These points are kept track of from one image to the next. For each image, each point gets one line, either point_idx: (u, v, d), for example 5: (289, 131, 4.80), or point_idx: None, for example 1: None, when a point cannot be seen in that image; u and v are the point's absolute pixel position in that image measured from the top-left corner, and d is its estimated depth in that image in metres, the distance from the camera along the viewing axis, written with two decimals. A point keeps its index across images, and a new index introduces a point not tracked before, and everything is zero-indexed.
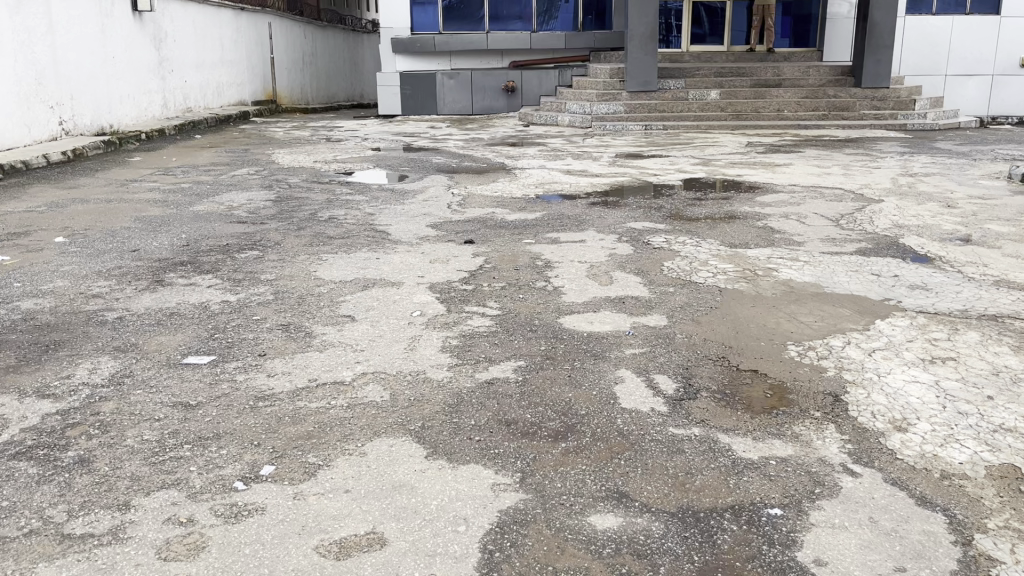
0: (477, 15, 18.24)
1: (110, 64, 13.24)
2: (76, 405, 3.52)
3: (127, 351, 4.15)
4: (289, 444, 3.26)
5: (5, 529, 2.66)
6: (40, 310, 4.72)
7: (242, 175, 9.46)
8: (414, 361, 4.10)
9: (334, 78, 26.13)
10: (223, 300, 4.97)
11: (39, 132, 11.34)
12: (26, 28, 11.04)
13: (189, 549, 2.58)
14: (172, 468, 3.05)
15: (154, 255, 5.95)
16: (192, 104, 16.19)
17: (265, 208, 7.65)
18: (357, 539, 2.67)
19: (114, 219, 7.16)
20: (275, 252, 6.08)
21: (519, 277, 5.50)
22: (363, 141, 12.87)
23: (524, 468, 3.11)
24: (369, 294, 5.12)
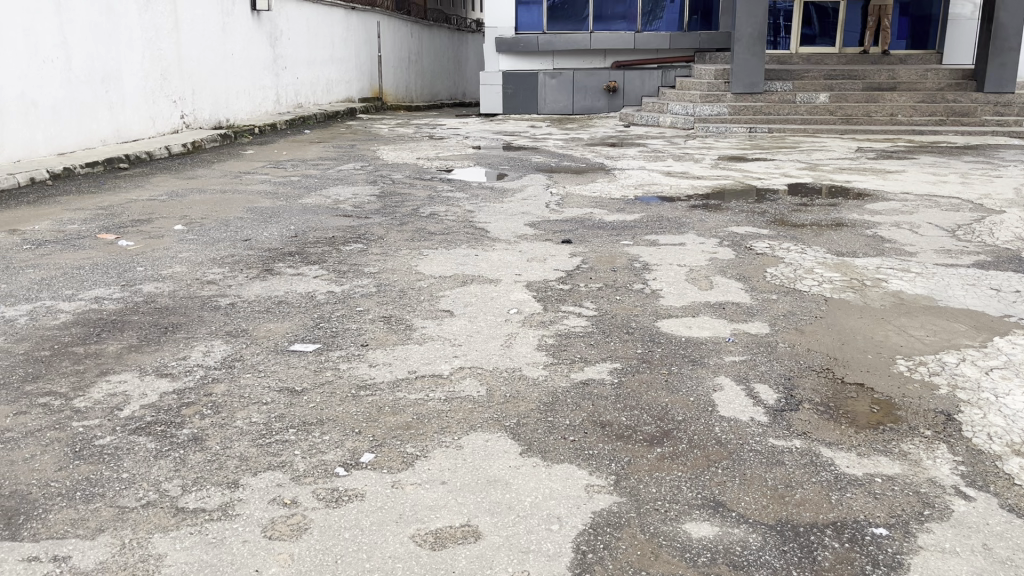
0: (581, 15, 18.22)
1: (229, 61, 13.83)
2: (191, 385, 3.71)
3: (238, 336, 4.33)
4: (388, 434, 3.34)
5: (125, 499, 2.81)
6: (160, 293, 4.98)
7: (349, 170, 9.73)
8: (510, 358, 4.14)
9: (438, 77, 26.53)
10: (329, 291, 5.12)
11: (162, 125, 11.94)
12: (153, 26, 11.65)
13: (292, 530, 2.68)
14: (278, 451, 3.17)
15: (265, 245, 6.19)
16: (303, 100, 16.73)
17: (369, 202, 7.85)
18: (453, 531, 2.71)
19: (228, 209, 7.49)
20: (379, 246, 6.23)
21: (617, 279, 5.47)
22: (465, 139, 13.03)
23: (619, 471, 3.10)
24: (468, 290, 5.19)
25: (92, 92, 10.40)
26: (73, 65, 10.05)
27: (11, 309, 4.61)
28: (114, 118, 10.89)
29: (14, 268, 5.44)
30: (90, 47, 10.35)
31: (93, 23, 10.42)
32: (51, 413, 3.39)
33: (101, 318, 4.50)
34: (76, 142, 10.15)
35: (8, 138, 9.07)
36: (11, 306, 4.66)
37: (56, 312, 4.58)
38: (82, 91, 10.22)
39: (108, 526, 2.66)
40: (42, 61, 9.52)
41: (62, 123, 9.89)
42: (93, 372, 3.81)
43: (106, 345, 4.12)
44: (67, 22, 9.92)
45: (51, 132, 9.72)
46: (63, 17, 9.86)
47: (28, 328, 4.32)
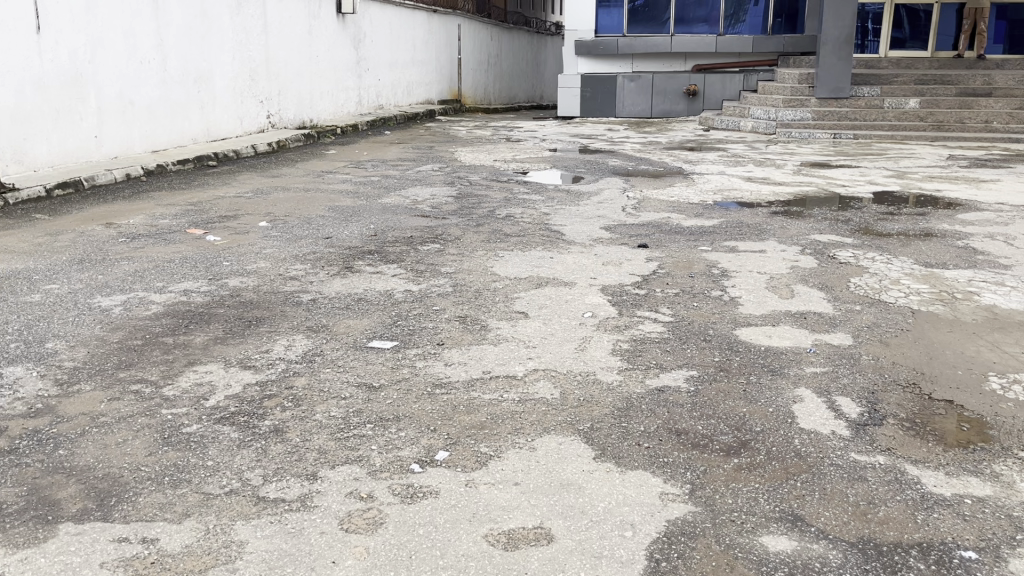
0: (662, 18, 18.04)
1: (314, 62, 14.17)
2: (274, 377, 3.81)
3: (319, 331, 4.43)
4: (462, 433, 3.37)
5: (210, 486, 2.90)
6: (245, 288, 5.13)
7: (427, 171, 9.85)
8: (585, 362, 4.12)
9: (516, 80, 26.65)
10: (407, 289, 5.20)
11: (249, 124, 12.31)
12: (243, 28, 12.03)
13: (368, 523, 2.72)
14: (355, 445, 3.23)
15: (346, 243, 6.32)
16: (384, 101, 17.02)
17: (447, 203, 7.93)
18: (526, 532, 2.72)
19: (310, 207, 7.67)
20: (455, 247, 6.29)
21: (694, 285, 5.40)
22: (542, 142, 13.05)
23: (694, 480, 3.06)
24: (542, 292, 5.20)
25: (184, 92, 10.80)
26: (168, 66, 10.45)
27: (106, 299, 4.82)
28: (204, 117, 11.28)
29: (110, 260, 5.68)
30: (184, 49, 10.75)
31: (188, 25, 10.81)
32: (142, 400, 3.53)
33: (189, 310, 4.66)
34: (169, 140, 10.55)
35: (106, 135, 9.48)
36: (106, 297, 4.87)
37: (148, 303, 4.76)
38: (175, 91, 10.62)
39: (194, 511, 2.75)
40: (139, 62, 9.93)
41: (156, 121, 10.29)
42: (181, 362, 3.95)
43: (193, 337, 4.27)
44: (163, 25, 10.32)
45: (146, 130, 10.12)
46: (159, 20, 10.26)
47: (122, 318, 4.51)
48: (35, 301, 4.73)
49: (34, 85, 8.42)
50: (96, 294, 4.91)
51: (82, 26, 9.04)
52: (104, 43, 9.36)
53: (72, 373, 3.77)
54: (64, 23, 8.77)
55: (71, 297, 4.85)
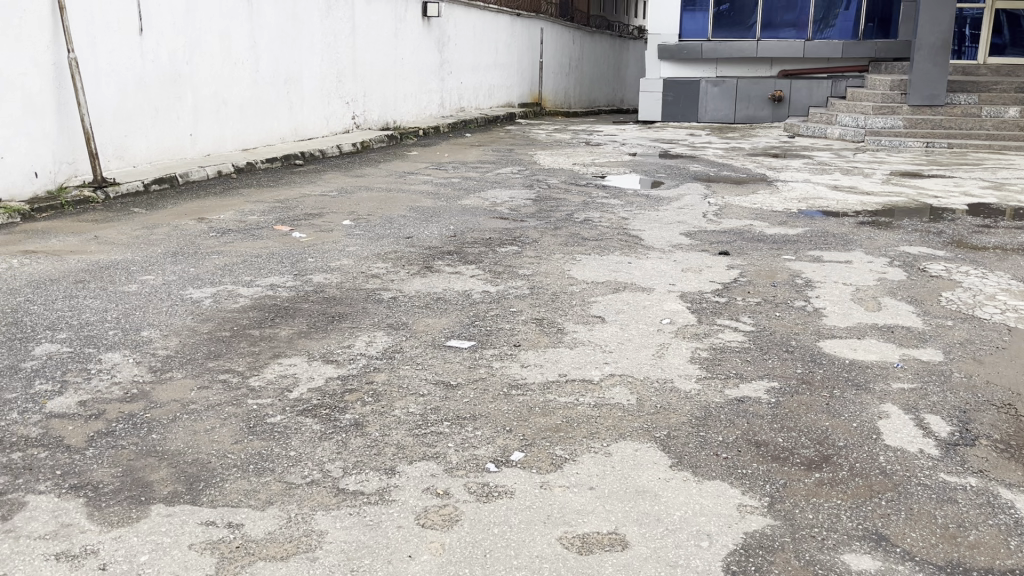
0: (748, 23, 17.72)
1: (399, 65, 14.41)
2: (355, 372, 3.90)
3: (399, 329, 4.50)
4: (538, 435, 3.37)
5: (293, 475, 2.99)
6: (328, 284, 5.26)
7: (506, 174, 9.90)
8: (662, 369, 4.08)
9: (597, 83, 26.56)
10: (485, 290, 5.24)
11: (335, 125, 12.59)
12: (332, 31, 12.32)
13: (444, 520, 2.76)
14: (432, 441, 3.28)
15: (426, 243, 6.41)
16: (466, 104, 17.19)
17: (526, 206, 7.96)
18: (600, 537, 2.71)
19: (392, 207, 7.81)
20: (533, 249, 6.31)
21: (776, 294, 5.29)
22: (622, 146, 12.98)
23: (774, 493, 2.99)
24: (620, 297, 5.17)
25: (274, 93, 11.12)
26: (260, 68, 10.78)
27: (197, 291, 5.00)
28: (293, 117, 11.60)
29: (202, 253, 5.89)
30: (276, 51, 11.07)
31: (280, 28, 11.14)
32: (229, 389, 3.65)
33: (275, 305, 4.80)
34: (259, 139, 10.89)
35: (200, 133, 9.83)
36: (197, 288, 5.05)
37: (236, 297, 4.92)
38: (266, 91, 10.96)
39: (277, 499, 2.83)
40: (233, 64, 10.28)
41: (247, 120, 10.63)
42: (267, 354, 4.07)
43: (279, 330, 4.39)
44: (257, 27, 10.66)
45: (238, 129, 10.47)
46: (254, 22, 10.60)
47: (212, 310, 4.67)
48: (132, 291, 4.95)
49: (136, 84, 8.80)
50: (188, 286, 5.10)
51: (182, 28, 9.42)
52: (202, 45, 9.73)
53: (165, 361, 3.93)
54: (165, 25, 9.15)
55: (165, 288, 5.05)
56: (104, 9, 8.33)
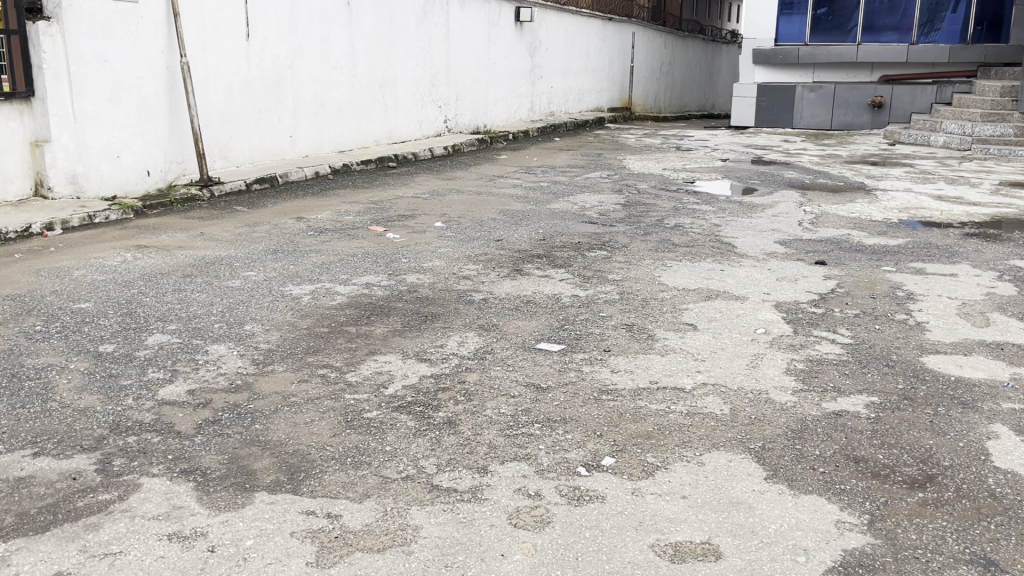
0: (847, 26, 17.21)
1: (491, 69, 14.55)
2: (447, 371, 3.96)
3: (490, 330, 4.55)
4: (629, 441, 3.36)
5: (389, 470, 3.06)
6: (421, 284, 5.36)
7: (595, 178, 9.88)
8: (756, 380, 4.01)
9: (688, 88, 26.20)
10: (574, 294, 5.25)
11: (427, 128, 12.80)
12: (428, 36, 12.54)
13: (536, 521, 2.78)
14: (524, 443, 3.30)
15: (516, 246, 6.46)
16: (555, 108, 17.23)
17: (615, 211, 7.93)
18: (693, 546, 2.68)
19: (482, 210, 7.89)
20: (623, 254, 6.28)
21: (876, 307, 5.12)
22: (714, 152, 12.78)
23: (874, 511, 2.90)
24: (712, 305, 5.09)
25: (370, 96, 11.39)
26: (357, 72, 11.06)
27: (296, 288, 5.17)
28: (388, 120, 11.86)
29: (301, 252, 6.08)
30: (373, 56, 11.34)
31: (378, 33, 11.40)
32: (328, 383, 3.77)
33: (370, 303, 4.92)
34: (355, 141, 11.17)
35: (300, 135, 10.15)
36: (297, 285, 5.22)
37: (334, 294, 5.06)
38: (363, 94, 11.23)
39: (374, 492, 2.90)
40: (332, 68, 10.57)
41: (344, 123, 10.91)
42: (363, 351, 4.18)
43: (374, 328, 4.50)
44: (356, 32, 10.93)
45: (335, 131, 10.76)
46: (353, 28, 10.88)
47: (310, 306, 4.82)
48: (236, 287, 5.14)
49: (241, 88, 9.16)
50: (288, 283, 5.27)
51: (285, 34, 9.74)
52: (304, 49, 10.05)
53: (267, 354, 4.07)
54: (270, 31, 9.49)
55: (266, 284, 5.24)
56: (213, 15, 8.70)
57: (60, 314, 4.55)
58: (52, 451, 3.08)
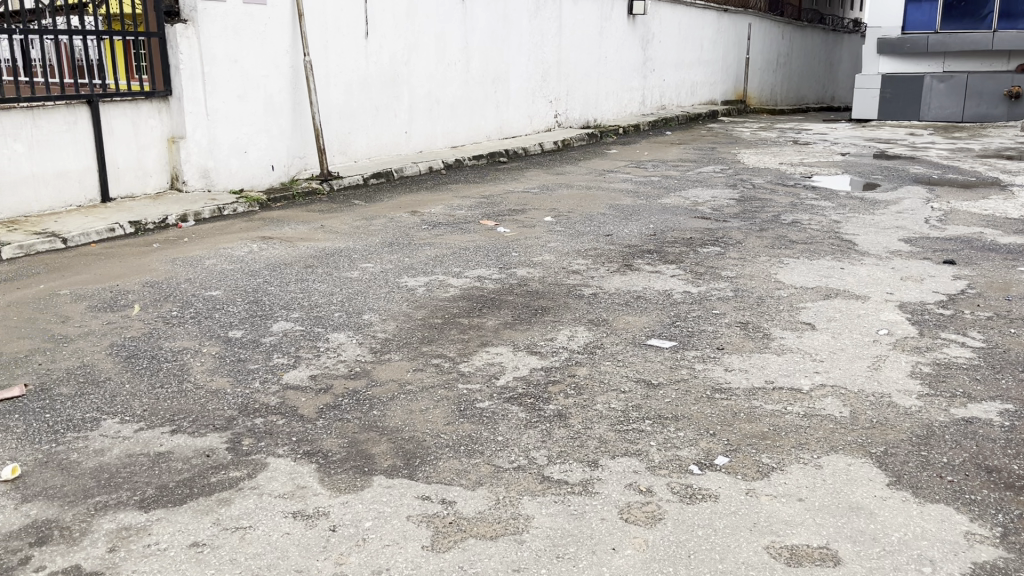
0: (982, 13, 16.21)
1: (603, 63, 14.47)
2: (558, 364, 3.98)
3: (600, 325, 4.55)
4: (743, 440, 3.30)
5: (501, 459, 3.11)
6: (531, 278, 5.40)
7: (708, 173, 9.69)
8: (879, 382, 3.85)
9: (807, 80, 25.32)
10: (686, 291, 5.18)
11: (538, 123, 12.87)
12: (540, 31, 12.58)
13: (647, 517, 2.76)
14: (635, 439, 3.29)
15: (626, 241, 6.42)
16: (667, 102, 16.98)
17: (729, 206, 7.76)
18: (810, 550, 2.61)
19: (592, 205, 7.87)
20: (737, 251, 6.15)
21: (1011, 309, 4.84)
22: (833, 145, 12.32)
23: (1007, 523, 2.75)
24: (831, 304, 4.92)
25: (483, 92, 11.54)
26: (471, 67, 11.22)
27: (412, 280, 5.30)
28: (499, 115, 11.99)
29: (415, 244, 6.23)
30: (487, 51, 11.48)
31: (491, 28, 11.52)
32: (442, 373, 3.86)
33: (482, 295, 5.00)
34: (468, 136, 11.34)
35: (414, 130, 10.39)
36: (412, 277, 5.35)
37: (447, 286, 5.17)
38: (475, 90, 11.39)
39: (486, 481, 2.95)
40: (447, 64, 10.77)
41: (457, 118, 11.10)
42: (476, 342, 4.25)
43: (486, 320, 4.57)
44: (470, 29, 11.08)
45: (448, 127, 10.96)
46: (467, 25, 11.04)
47: (425, 298, 4.94)
48: (354, 277, 5.32)
49: (360, 85, 9.46)
50: (403, 274, 5.41)
51: (402, 31, 9.98)
52: (420, 47, 10.27)
53: (384, 343, 4.21)
54: (388, 29, 9.73)
55: (383, 276, 5.39)
56: (335, 15, 9.01)
57: (193, 301, 4.82)
58: (188, 429, 3.28)
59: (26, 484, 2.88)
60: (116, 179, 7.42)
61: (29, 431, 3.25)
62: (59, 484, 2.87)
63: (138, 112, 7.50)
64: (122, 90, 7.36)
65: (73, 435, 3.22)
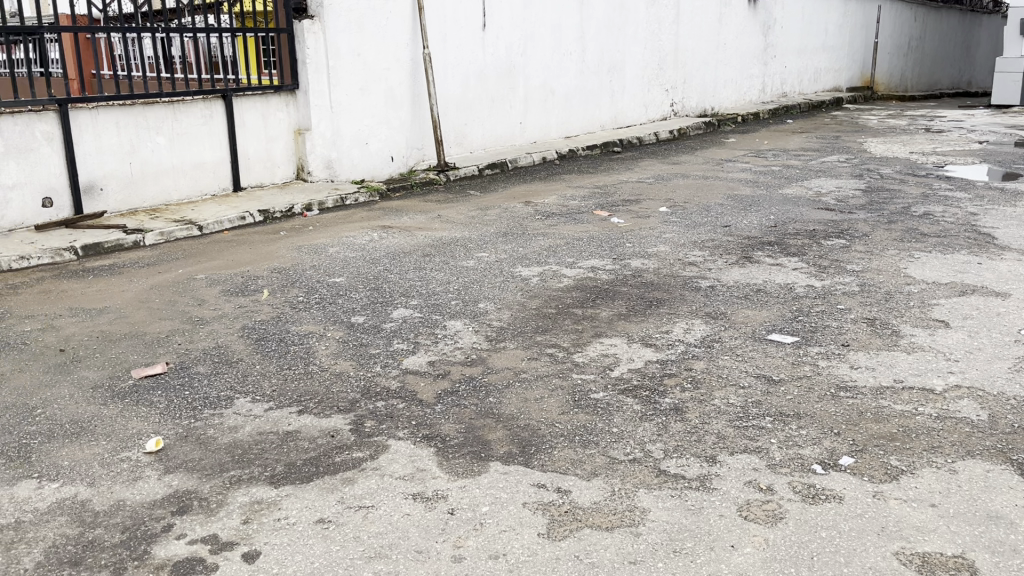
0: None
1: (721, 50, 14.11)
2: (674, 357, 3.93)
3: (718, 318, 4.45)
4: (871, 441, 3.16)
5: (616, 451, 3.09)
6: (646, 269, 5.34)
7: (832, 162, 9.32)
8: (1020, 385, 3.62)
9: (941, 64, 23.92)
10: (809, 284, 5.00)
11: (653, 112, 12.68)
12: (657, 19, 12.37)
13: (767, 515, 2.70)
14: (755, 436, 3.21)
15: (745, 233, 6.27)
16: (788, 90, 16.42)
17: (854, 197, 7.45)
18: (943, 558, 2.48)
19: (708, 195, 7.70)
20: (863, 244, 5.89)
21: None
22: (970, 133, 11.61)
23: None
24: (968, 301, 4.65)
25: (598, 81, 11.46)
26: (586, 57, 11.16)
27: (525, 270, 5.33)
28: (614, 105, 11.88)
29: (529, 234, 6.26)
30: (603, 40, 11.38)
31: (607, 17, 11.41)
32: (556, 362, 3.87)
33: (596, 286, 4.98)
34: (582, 126, 11.30)
35: (529, 121, 10.43)
36: (526, 267, 5.39)
37: (561, 276, 5.17)
38: (590, 80, 11.32)
39: (602, 472, 2.95)
40: (563, 54, 10.75)
41: (571, 108, 11.08)
42: (590, 333, 4.24)
43: (600, 311, 4.56)
44: (586, 18, 11.02)
45: (563, 117, 10.96)
46: (583, 14, 10.97)
47: (539, 288, 4.96)
48: (470, 267, 5.39)
49: (477, 76, 9.57)
50: (517, 264, 5.45)
51: (519, 22, 10.02)
52: (536, 38, 10.28)
53: (499, 331, 4.25)
54: (505, 20, 9.80)
55: (498, 265, 5.45)
56: (453, 8, 9.14)
57: (318, 287, 5.01)
58: (314, 410, 3.41)
59: (168, 456, 3.07)
60: (247, 170, 7.78)
61: (170, 407, 3.46)
62: (198, 457, 3.05)
63: (268, 105, 7.83)
64: (254, 85, 7.71)
65: (210, 412, 3.41)
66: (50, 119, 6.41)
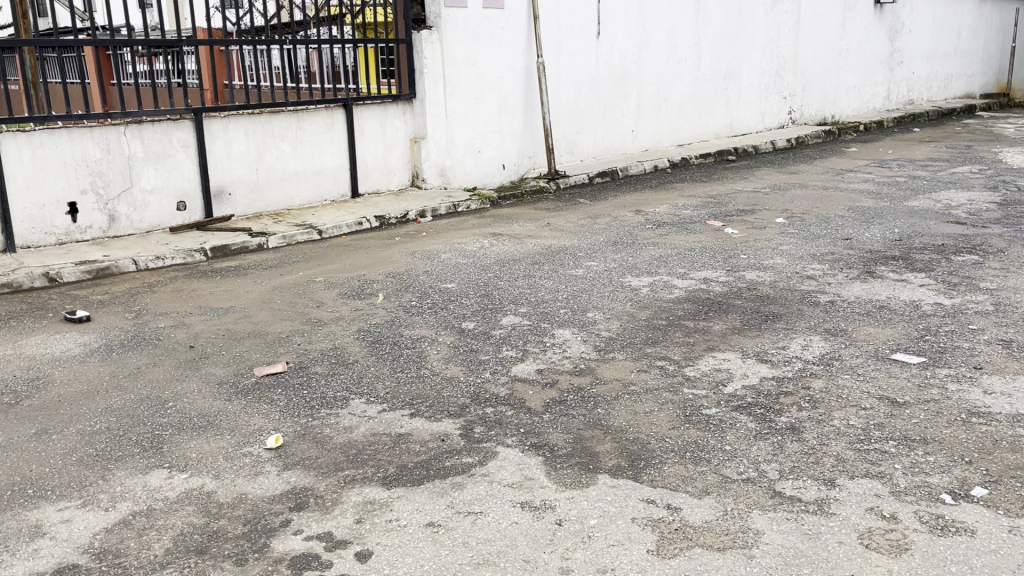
0: None
1: (844, 57, 13.60)
2: (791, 374, 3.80)
3: (837, 335, 4.28)
4: (1006, 472, 2.96)
5: (729, 469, 3.01)
6: (761, 282, 5.20)
7: (964, 173, 8.83)
8: None
9: None
10: (938, 302, 4.75)
11: (770, 120, 12.35)
12: (776, 25, 12.04)
13: (891, 545, 2.56)
14: (877, 460, 3.06)
15: (868, 246, 6.01)
16: (916, 97, 15.67)
17: (988, 210, 7.03)
18: None
19: (828, 206, 7.43)
20: (999, 260, 5.55)
21: None
22: None
23: None
24: None
25: (713, 89, 11.25)
26: (701, 65, 10.97)
27: (635, 280, 5.27)
28: (729, 113, 11.64)
29: (640, 244, 6.20)
30: (719, 47, 11.16)
31: (724, 24, 11.19)
32: (667, 375, 3.81)
33: (708, 299, 4.87)
34: (696, 134, 11.12)
35: (641, 129, 10.34)
36: (636, 277, 5.33)
37: (671, 288, 5.09)
38: (705, 88, 11.12)
39: (713, 490, 2.87)
40: (678, 61, 10.60)
41: (685, 116, 10.91)
42: (702, 346, 4.15)
43: (712, 324, 4.46)
44: (702, 25, 10.83)
45: (676, 125, 10.81)
46: (700, 20, 10.80)
47: (649, 299, 4.89)
48: (579, 276, 5.38)
49: (590, 84, 9.57)
50: (627, 274, 5.40)
51: (634, 30, 9.95)
52: (650, 45, 10.19)
53: (608, 342, 4.22)
54: (619, 28, 9.75)
55: (607, 274, 5.41)
56: (568, 16, 9.16)
57: (430, 292, 5.10)
58: (425, 413, 3.47)
59: (287, 453, 3.18)
60: (364, 177, 8.01)
61: (289, 405, 3.59)
62: (314, 455, 3.15)
63: (386, 114, 8.04)
64: (373, 94, 7.93)
65: (326, 411, 3.52)
66: (185, 127, 6.78)
